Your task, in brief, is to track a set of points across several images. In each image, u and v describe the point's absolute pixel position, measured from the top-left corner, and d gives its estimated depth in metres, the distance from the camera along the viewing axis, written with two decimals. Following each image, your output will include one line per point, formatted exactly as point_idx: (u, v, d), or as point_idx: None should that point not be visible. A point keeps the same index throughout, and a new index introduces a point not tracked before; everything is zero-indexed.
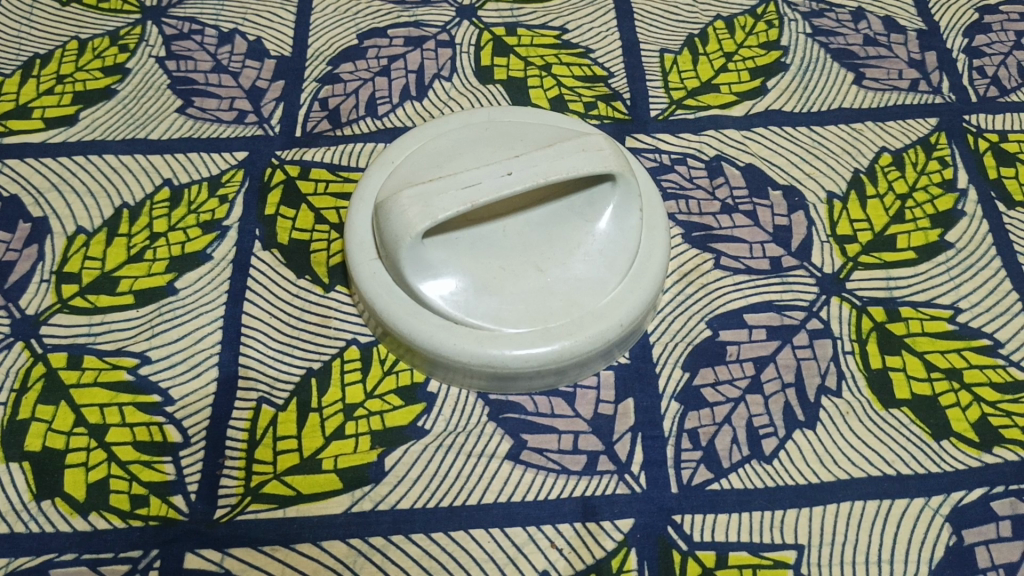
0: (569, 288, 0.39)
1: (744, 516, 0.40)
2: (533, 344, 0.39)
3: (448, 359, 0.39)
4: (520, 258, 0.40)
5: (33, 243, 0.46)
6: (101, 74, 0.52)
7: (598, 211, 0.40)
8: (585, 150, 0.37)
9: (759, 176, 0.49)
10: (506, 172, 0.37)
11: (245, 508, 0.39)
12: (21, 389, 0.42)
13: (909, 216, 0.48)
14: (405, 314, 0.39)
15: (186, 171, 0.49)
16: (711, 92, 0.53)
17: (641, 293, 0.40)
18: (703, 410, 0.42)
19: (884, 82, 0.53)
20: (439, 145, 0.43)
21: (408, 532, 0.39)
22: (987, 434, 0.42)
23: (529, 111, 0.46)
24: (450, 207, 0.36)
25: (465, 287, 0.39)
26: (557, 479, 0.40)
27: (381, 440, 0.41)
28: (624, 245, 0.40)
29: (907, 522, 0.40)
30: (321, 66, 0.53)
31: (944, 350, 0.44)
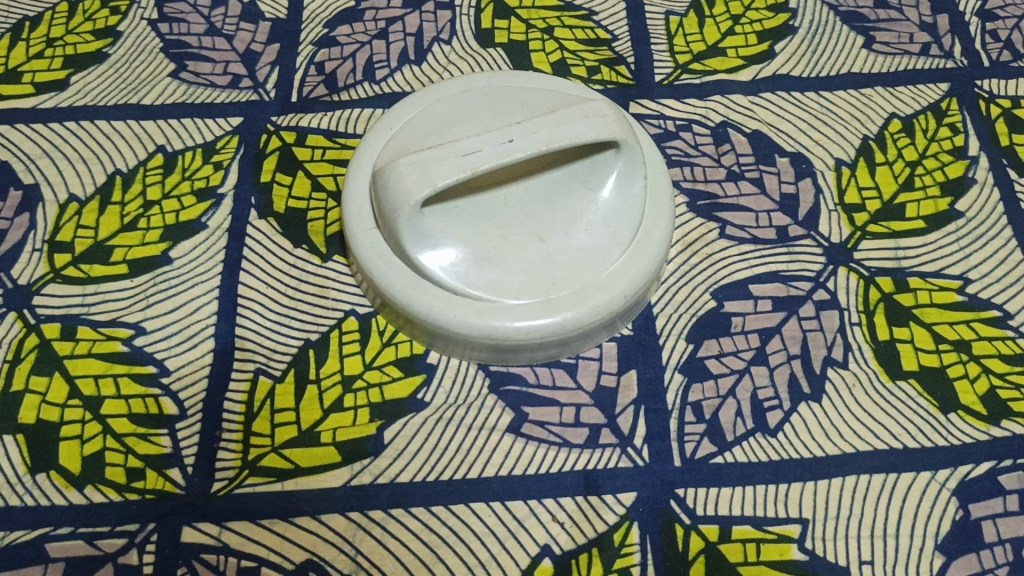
0: (572, 259, 0.39)
1: (748, 490, 0.39)
2: (535, 316, 0.38)
3: (448, 331, 0.39)
4: (521, 228, 0.39)
5: (24, 212, 0.45)
6: (92, 37, 0.51)
7: (601, 179, 0.39)
8: (587, 116, 0.36)
9: (766, 142, 0.48)
10: (507, 139, 0.36)
11: (243, 481, 0.39)
12: (14, 360, 0.41)
13: (918, 184, 0.47)
14: (404, 285, 0.38)
15: (180, 137, 0.47)
16: (717, 56, 0.51)
17: (646, 263, 0.39)
18: (708, 382, 0.41)
19: (895, 46, 0.52)
20: (438, 111, 0.41)
21: (408, 506, 0.39)
22: (995, 406, 0.41)
23: (530, 76, 0.45)
24: (449, 174, 0.35)
25: (465, 257, 0.38)
26: (558, 453, 0.40)
27: (380, 413, 0.40)
28: (628, 215, 0.39)
29: (913, 496, 0.39)
30: (317, 28, 0.51)
31: (953, 321, 0.43)
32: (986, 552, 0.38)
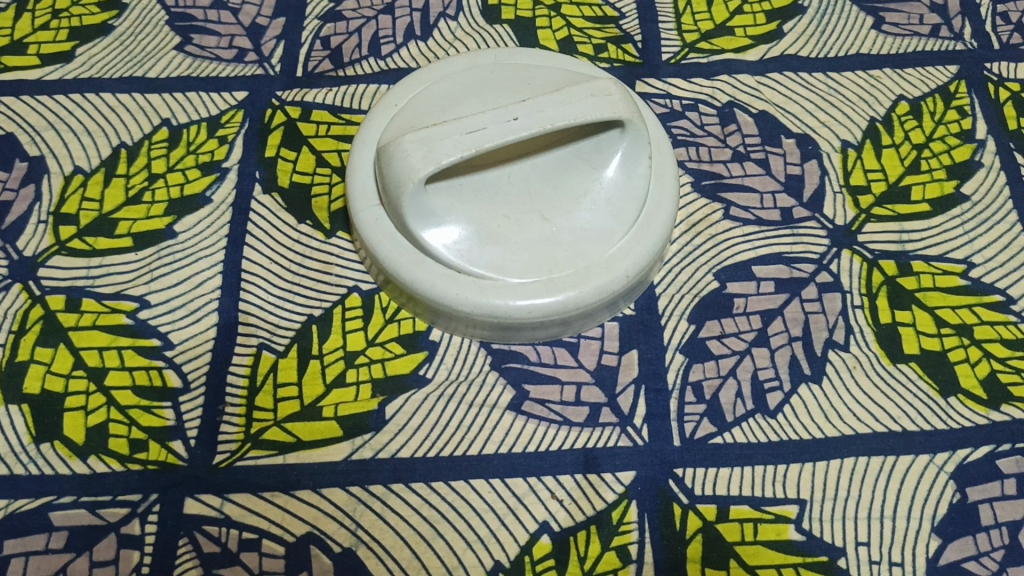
0: (575, 239, 0.39)
1: (746, 470, 0.39)
2: (537, 295, 0.38)
3: (450, 309, 0.39)
4: (525, 206, 0.39)
5: (29, 183, 0.45)
6: (97, 9, 0.51)
7: (606, 158, 0.39)
8: (592, 95, 0.36)
9: (772, 123, 0.48)
10: (512, 117, 0.35)
11: (245, 454, 0.39)
12: (20, 330, 0.42)
13: (924, 167, 0.47)
14: (407, 262, 0.39)
15: (184, 111, 0.47)
16: (725, 36, 0.51)
17: (649, 243, 0.39)
18: (708, 362, 0.41)
19: (905, 27, 0.52)
20: (442, 88, 0.41)
21: (408, 481, 0.39)
22: (995, 391, 0.41)
23: (536, 53, 0.45)
24: (453, 152, 0.35)
25: (469, 235, 0.38)
26: (558, 431, 0.40)
27: (381, 389, 0.41)
28: (633, 194, 0.39)
29: (911, 479, 0.39)
30: (323, 2, 0.51)
31: (955, 305, 0.43)
32: (982, 535, 0.39)
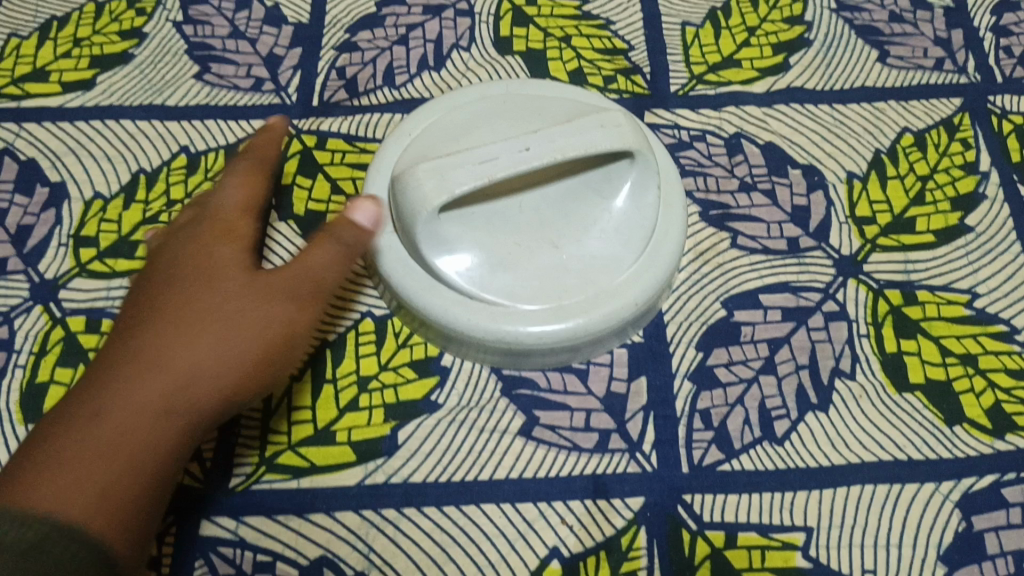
0: (584, 266, 0.39)
1: (754, 497, 0.40)
2: (547, 322, 0.39)
3: (461, 334, 0.40)
4: (535, 234, 0.40)
5: (50, 208, 0.46)
6: (118, 38, 0.52)
7: (615, 188, 0.40)
8: (603, 126, 0.37)
9: (779, 154, 0.49)
10: (523, 148, 0.36)
11: (260, 477, 0.40)
12: (40, 352, 0.42)
13: (929, 198, 0.47)
14: (420, 288, 0.39)
15: (202, 138, 0.48)
16: (732, 68, 0.52)
17: (657, 272, 0.40)
18: (716, 390, 0.42)
19: (909, 60, 0.53)
20: (456, 119, 0.42)
21: (420, 505, 0.39)
22: (1000, 420, 0.42)
23: (546, 84, 0.46)
24: (465, 181, 0.36)
25: (481, 262, 0.39)
26: (568, 456, 0.40)
27: (394, 413, 0.41)
28: (641, 223, 0.40)
29: (917, 507, 0.40)
30: (339, 33, 0.52)
31: (960, 335, 0.44)
32: (988, 564, 0.39)
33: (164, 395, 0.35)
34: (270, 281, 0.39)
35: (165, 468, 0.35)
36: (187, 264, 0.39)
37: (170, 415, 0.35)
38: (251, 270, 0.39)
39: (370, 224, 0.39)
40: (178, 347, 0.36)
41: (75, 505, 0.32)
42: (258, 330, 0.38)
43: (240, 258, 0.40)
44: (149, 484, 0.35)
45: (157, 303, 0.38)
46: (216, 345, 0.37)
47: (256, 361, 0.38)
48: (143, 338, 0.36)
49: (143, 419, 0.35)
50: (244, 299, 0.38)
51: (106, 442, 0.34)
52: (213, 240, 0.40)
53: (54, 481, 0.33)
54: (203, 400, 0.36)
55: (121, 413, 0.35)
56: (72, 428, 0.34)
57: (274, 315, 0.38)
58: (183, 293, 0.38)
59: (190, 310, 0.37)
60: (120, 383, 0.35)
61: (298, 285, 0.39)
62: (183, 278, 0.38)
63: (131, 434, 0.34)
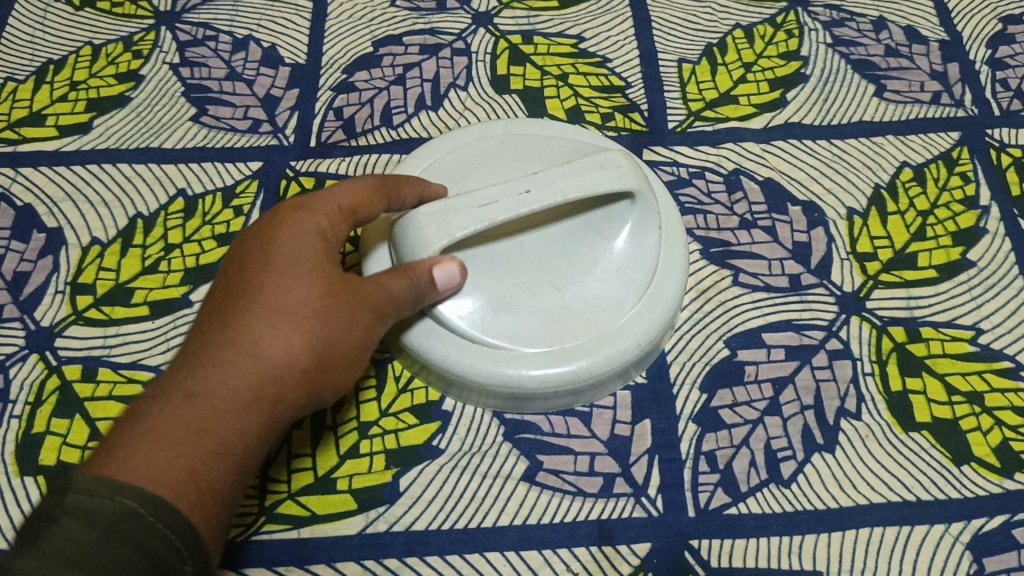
0: (586, 308, 0.39)
1: (762, 541, 0.39)
2: (549, 365, 0.38)
3: (463, 379, 0.39)
4: (537, 276, 0.39)
5: (47, 254, 0.46)
6: (115, 81, 0.52)
7: (616, 229, 0.40)
8: (602, 167, 0.37)
9: (779, 191, 0.49)
10: (524, 190, 0.36)
11: (260, 527, 0.39)
12: (36, 402, 0.42)
13: (930, 234, 0.47)
14: (421, 332, 0.39)
15: (200, 181, 0.48)
16: (730, 104, 0.52)
17: (659, 313, 0.40)
18: (721, 432, 0.42)
19: (906, 95, 0.53)
20: (456, 157, 0.42)
21: (423, 554, 0.39)
22: (1008, 459, 0.41)
23: (545, 123, 0.46)
24: (466, 225, 0.35)
25: (483, 305, 0.38)
26: (573, 502, 0.40)
27: (396, 459, 0.41)
28: (642, 264, 0.40)
29: (928, 549, 0.39)
30: (335, 74, 0.52)
31: (965, 372, 0.43)
32: None
33: (256, 371, 0.30)
34: (342, 275, 0.34)
35: (253, 455, 0.31)
36: (260, 245, 0.33)
37: (256, 410, 0.30)
38: (330, 256, 0.34)
39: (442, 285, 0.36)
40: (260, 390, 0.30)
41: (176, 463, 0.28)
42: (331, 335, 0.32)
43: (319, 241, 0.34)
44: (253, 455, 0.31)
45: (248, 288, 0.32)
46: (297, 343, 0.31)
47: (320, 362, 0.32)
48: (224, 332, 0.31)
49: (241, 388, 0.30)
50: (323, 287, 0.32)
51: (207, 415, 0.29)
52: (285, 221, 0.34)
53: (160, 440, 0.28)
54: (281, 408, 0.31)
55: (219, 402, 0.30)
56: (171, 387, 0.30)
57: (354, 322, 0.33)
58: (259, 280, 0.32)
59: (268, 301, 0.32)
60: (212, 356, 0.31)
61: (373, 284, 0.34)
62: (259, 261, 0.33)
63: (225, 423, 0.30)
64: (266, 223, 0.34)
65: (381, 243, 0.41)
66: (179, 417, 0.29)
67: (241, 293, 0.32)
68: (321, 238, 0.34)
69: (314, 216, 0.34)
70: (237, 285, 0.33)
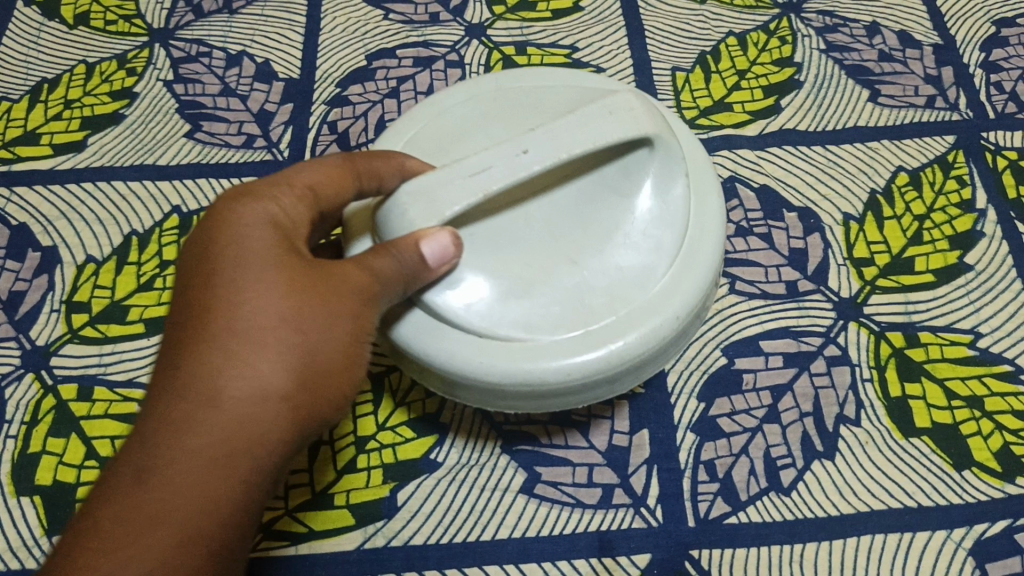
0: (610, 282, 0.34)
1: (762, 551, 0.39)
2: (573, 353, 0.33)
3: (473, 382, 0.34)
4: (551, 249, 0.34)
5: (42, 273, 0.46)
6: (109, 99, 0.52)
7: (636, 183, 0.34)
8: (610, 113, 0.32)
9: (774, 198, 0.49)
10: (521, 150, 0.31)
11: (257, 545, 0.39)
12: (32, 421, 0.42)
13: (927, 238, 0.47)
14: (425, 334, 0.33)
15: (194, 197, 0.48)
16: (724, 111, 0.52)
17: (697, 275, 0.34)
18: (720, 440, 0.41)
19: (900, 99, 0.52)
20: (442, 126, 0.37)
21: (422, 569, 0.39)
22: (1009, 463, 0.41)
23: (535, 69, 0.39)
24: (458, 200, 0.30)
25: (489, 292, 0.33)
26: (572, 513, 0.40)
27: (393, 474, 0.40)
28: (671, 220, 0.34)
29: (930, 556, 0.39)
30: (329, 88, 0.52)
31: (964, 376, 0.43)
32: None
33: (222, 429, 0.27)
34: (313, 269, 0.29)
35: (245, 505, 0.27)
36: (207, 254, 0.29)
37: (234, 461, 0.27)
38: (294, 251, 0.30)
39: (434, 260, 0.31)
40: (226, 442, 0.27)
41: (147, 557, 0.25)
42: (309, 348, 0.28)
43: (276, 238, 0.29)
44: (243, 508, 0.27)
45: (200, 310, 0.28)
46: (271, 369, 0.28)
47: (304, 380, 0.28)
48: (185, 374, 0.27)
49: (213, 443, 0.27)
50: (290, 295, 0.28)
51: (180, 489, 0.26)
52: (233, 218, 0.30)
53: (141, 534, 0.26)
54: (269, 444, 0.28)
55: (191, 464, 0.26)
56: (140, 458, 0.27)
57: (336, 323, 0.29)
58: (212, 302, 0.28)
59: (225, 328, 0.28)
60: (175, 409, 0.27)
61: (354, 273, 0.30)
62: (209, 274, 0.29)
63: (199, 490, 0.26)
64: (216, 218, 0.30)
65: (365, 234, 0.34)
66: (152, 500, 0.26)
67: (196, 317, 0.28)
68: (278, 234, 0.30)
69: (268, 207, 0.30)
70: (188, 306, 0.28)
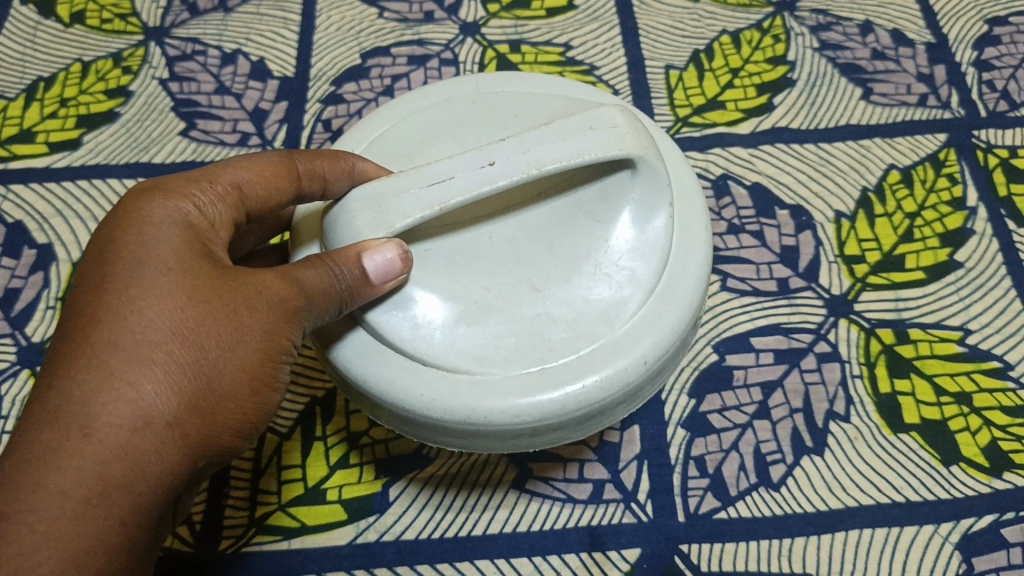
0: (575, 316, 0.30)
1: (751, 545, 0.39)
2: (525, 392, 0.29)
3: (413, 415, 0.30)
4: (513, 273, 0.31)
5: (38, 270, 0.46)
6: (105, 97, 0.52)
7: (614, 210, 0.31)
8: (591, 128, 0.29)
9: (766, 195, 0.49)
10: (487, 162, 0.29)
11: (250, 540, 0.39)
12: None
13: (918, 236, 0.47)
14: (363, 355, 0.31)
15: None
16: (717, 110, 0.52)
17: (671, 319, 0.31)
18: (710, 436, 0.42)
19: (892, 97, 0.53)
20: (415, 127, 0.35)
21: (413, 563, 0.39)
22: (997, 458, 0.41)
23: (526, 78, 0.38)
24: (411, 211, 0.29)
25: (441, 314, 0.30)
26: (562, 508, 0.40)
27: (385, 469, 0.41)
28: (650, 253, 0.31)
29: (917, 550, 0.39)
30: (324, 86, 0.52)
31: (953, 372, 0.43)
32: None
33: (108, 450, 0.26)
34: (219, 281, 0.28)
35: (121, 538, 0.26)
36: (105, 260, 0.28)
37: (107, 492, 0.25)
38: (202, 258, 0.29)
39: (378, 276, 0.29)
40: (109, 463, 0.26)
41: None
42: (209, 365, 0.28)
43: (180, 244, 0.28)
44: (117, 543, 0.26)
45: (90, 320, 0.27)
46: (159, 390, 0.26)
47: (194, 405, 0.27)
48: (65, 390, 0.26)
49: (86, 469, 0.25)
50: (187, 310, 0.27)
51: (44, 520, 0.25)
52: (140, 221, 0.29)
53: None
54: (152, 474, 0.26)
55: (60, 493, 0.25)
56: (6, 481, 0.25)
57: (239, 341, 0.28)
58: (103, 312, 0.27)
59: (111, 342, 0.27)
60: (49, 429, 0.26)
61: (265, 289, 0.29)
62: (105, 285, 0.28)
63: (64, 520, 0.25)
64: (123, 217, 0.29)
65: (314, 241, 0.33)
66: (13, 530, 0.24)
67: (84, 327, 0.27)
68: (186, 239, 0.29)
69: (183, 207, 0.30)
70: (77, 315, 0.27)
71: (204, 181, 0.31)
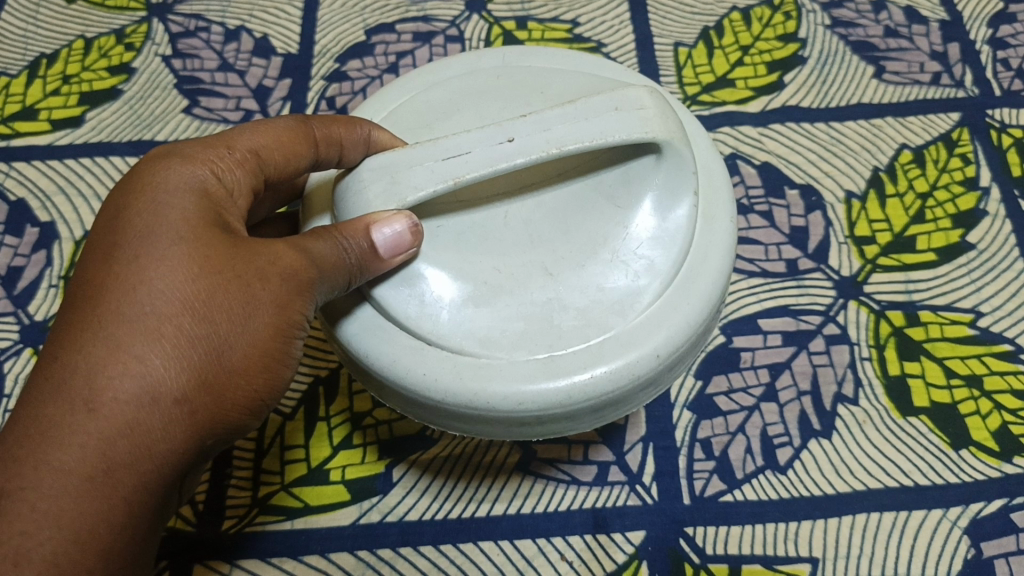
0: (587, 303, 0.30)
1: (758, 528, 0.39)
2: (531, 379, 0.29)
3: (415, 396, 0.30)
4: (527, 256, 0.31)
5: (40, 248, 0.46)
6: (107, 74, 0.52)
7: (636, 195, 0.31)
8: (616, 108, 0.29)
9: (776, 175, 0.48)
10: (506, 139, 0.28)
11: (253, 519, 0.39)
12: None
13: (929, 216, 0.47)
14: (368, 331, 0.30)
15: None
16: (726, 88, 0.51)
17: (690, 309, 0.30)
18: (716, 419, 0.41)
19: (906, 76, 0.52)
20: (429, 100, 0.34)
21: (417, 544, 0.39)
22: (1008, 442, 0.41)
23: (553, 52, 0.37)
24: (424, 185, 0.28)
25: (450, 292, 0.30)
26: (566, 490, 0.40)
27: (388, 449, 0.41)
28: (670, 241, 0.30)
29: (925, 534, 0.39)
30: (328, 63, 0.52)
31: (964, 355, 0.43)
32: None
33: (112, 427, 0.25)
34: (230, 251, 0.28)
35: (126, 518, 0.26)
36: (116, 229, 0.28)
37: (113, 470, 0.25)
38: (215, 228, 0.28)
39: (387, 249, 0.28)
40: (113, 440, 0.25)
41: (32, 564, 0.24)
42: (217, 340, 0.27)
43: (193, 213, 0.28)
44: (120, 522, 0.26)
45: (98, 291, 0.27)
46: (166, 365, 0.26)
47: (202, 381, 0.27)
48: (70, 362, 0.26)
49: (90, 446, 0.25)
50: (197, 283, 0.27)
51: (46, 499, 0.24)
52: (154, 188, 0.28)
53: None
54: (157, 451, 0.26)
55: (63, 472, 0.25)
56: (8, 457, 0.25)
57: (251, 315, 0.28)
58: (112, 282, 0.26)
59: (119, 314, 0.26)
60: (53, 403, 0.25)
61: (278, 260, 0.28)
62: (114, 255, 0.27)
63: (67, 499, 0.25)
64: (137, 184, 0.29)
65: (325, 212, 0.32)
66: (16, 508, 0.24)
67: (92, 298, 0.26)
68: (199, 207, 0.28)
69: (199, 174, 0.29)
70: (86, 284, 0.27)
71: (223, 146, 0.30)
